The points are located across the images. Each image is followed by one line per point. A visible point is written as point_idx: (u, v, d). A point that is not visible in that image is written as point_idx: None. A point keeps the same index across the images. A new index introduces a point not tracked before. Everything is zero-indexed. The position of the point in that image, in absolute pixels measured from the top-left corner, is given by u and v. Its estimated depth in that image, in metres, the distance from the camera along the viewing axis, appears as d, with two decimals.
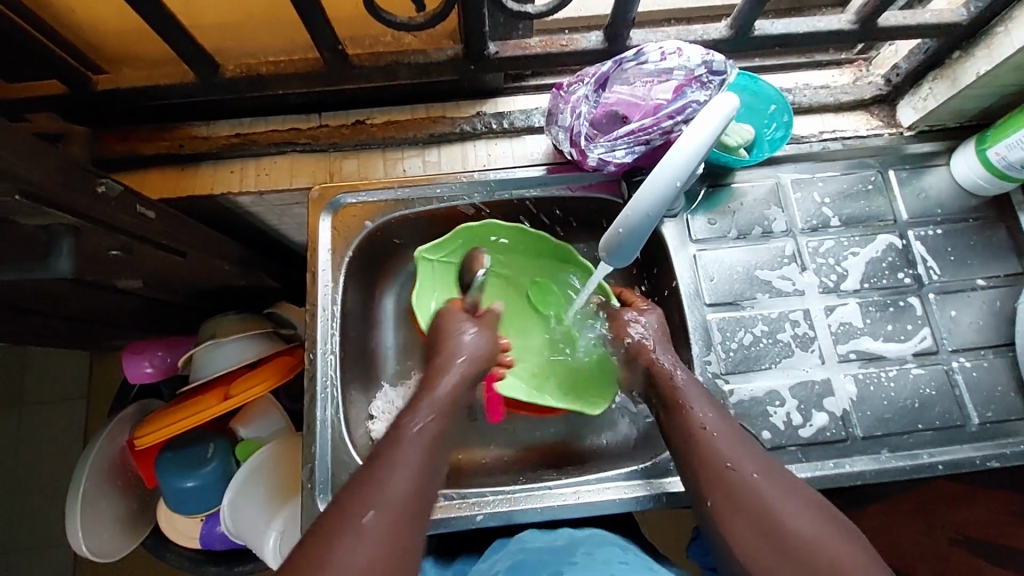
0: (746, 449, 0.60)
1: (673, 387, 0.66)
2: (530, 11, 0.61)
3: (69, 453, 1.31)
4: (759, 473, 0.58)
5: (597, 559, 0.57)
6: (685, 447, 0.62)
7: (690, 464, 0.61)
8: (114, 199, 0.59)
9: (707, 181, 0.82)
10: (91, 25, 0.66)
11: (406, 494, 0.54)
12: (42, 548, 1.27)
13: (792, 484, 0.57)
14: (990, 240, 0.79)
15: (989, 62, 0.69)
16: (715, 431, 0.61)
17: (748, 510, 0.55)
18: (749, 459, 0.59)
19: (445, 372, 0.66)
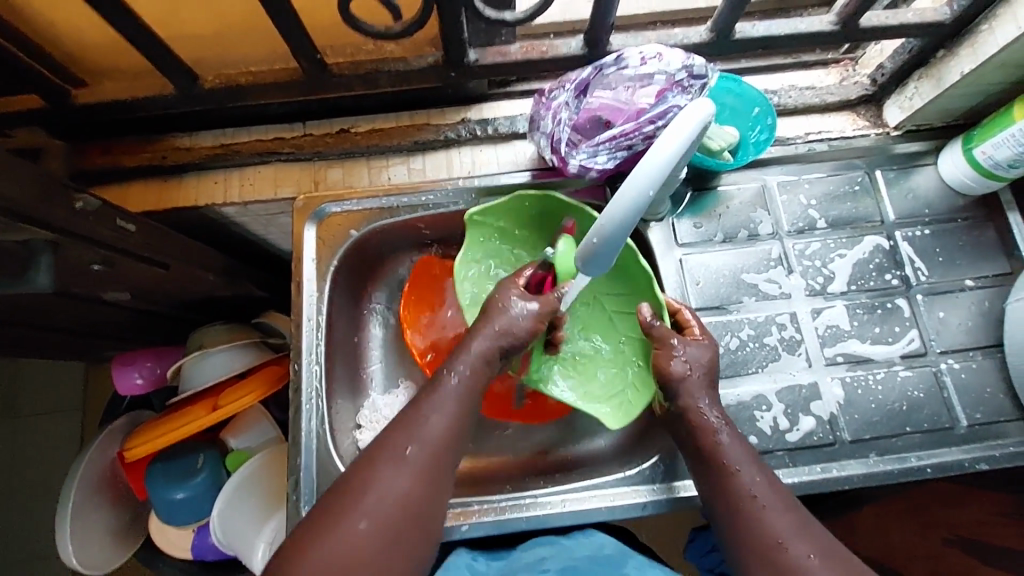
0: (801, 527, 0.57)
1: (716, 446, 0.62)
2: (508, 19, 0.61)
3: (63, 464, 1.31)
4: (815, 554, 0.56)
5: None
6: (737, 519, 0.59)
7: (738, 535, 0.59)
8: (93, 214, 0.59)
9: (692, 184, 0.81)
10: (70, 40, 0.66)
11: (438, 442, 0.59)
12: (39, 558, 1.27)
13: (843, 558, 0.56)
14: (978, 240, 0.79)
15: (972, 61, 0.69)
16: (765, 501, 0.59)
17: None
18: (802, 536, 0.57)
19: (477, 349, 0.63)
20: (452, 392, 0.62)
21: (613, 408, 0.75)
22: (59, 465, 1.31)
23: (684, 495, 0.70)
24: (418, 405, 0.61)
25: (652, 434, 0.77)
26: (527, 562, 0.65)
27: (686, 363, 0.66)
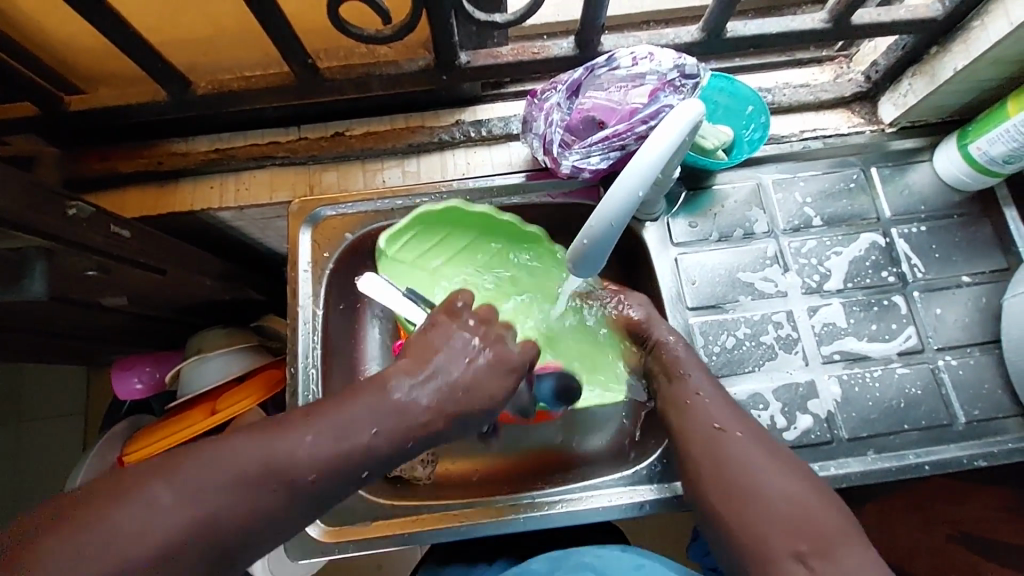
0: (732, 412, 0.64)
1: (671, 354, 0.70)
2: (498, 21, 0.61)
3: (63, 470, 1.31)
4: (745, 436, 0.62)
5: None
6: (682, 409, 0.66)
7: (681, 426, 0.65)
8: (86, 221, 0.59)
9: (687, 183, 0.81)
10: (63, 48, 0.66)
11: (230, 523, 0.50)
12: None
13: (774, 448, 0.61)
14: (975, 236, 0.78)
15: (965, 57, 0.68)
16: (708, 397, 0.65)
17: (721, 461, 0.61)
18: (740, 422, 0.63)
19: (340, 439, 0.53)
20: (280, 483, 0.51)
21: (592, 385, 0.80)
22: (59, 471, 1.31)
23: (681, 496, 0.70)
24: (238, 484, 0.50)
25: (649, 434, 0.77)
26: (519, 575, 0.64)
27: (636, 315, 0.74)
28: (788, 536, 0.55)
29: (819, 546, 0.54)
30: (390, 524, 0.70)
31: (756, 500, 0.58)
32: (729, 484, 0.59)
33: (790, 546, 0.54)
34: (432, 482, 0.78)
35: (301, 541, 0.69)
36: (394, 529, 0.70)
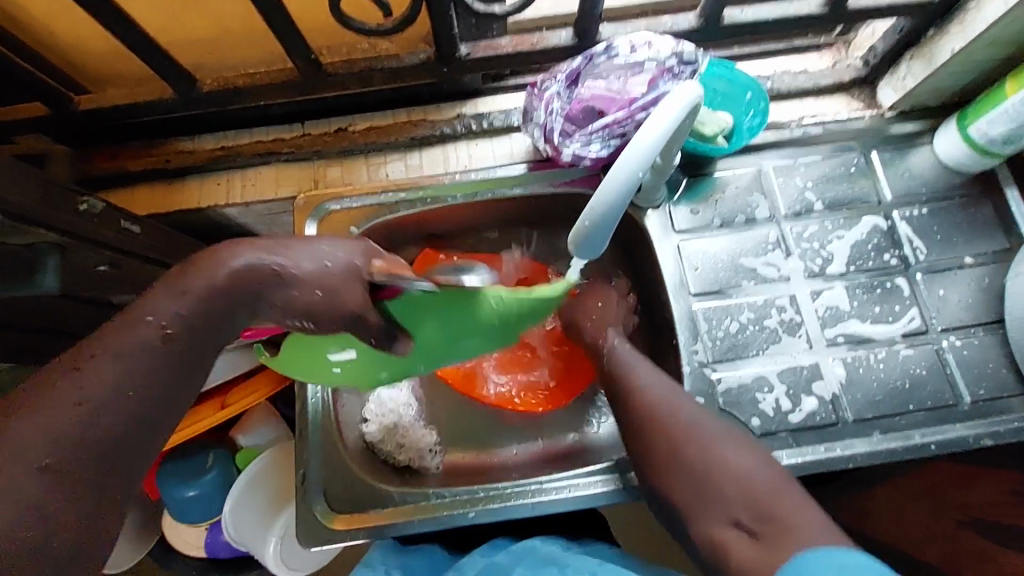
0: (669, 396, 0.66)
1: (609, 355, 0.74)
2: (497, 12, 0.62)
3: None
4: (671, 413, 0.65)
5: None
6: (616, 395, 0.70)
7: (620, 412, 0.69)
8: (97, 216, 0.61)
9: (687, 171, 0.82)
10: (73, 50, 0.68)
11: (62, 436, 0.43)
12: None
13: (705, 420, 0.63)
14: (976, 217, 0.79)
15: (962, 39, 0.69)
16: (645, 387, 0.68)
17: (661, 449, 0.63)
18: (672, 399, 0.66)
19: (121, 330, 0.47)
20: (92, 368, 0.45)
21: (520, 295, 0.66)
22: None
23: None
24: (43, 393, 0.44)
25: None
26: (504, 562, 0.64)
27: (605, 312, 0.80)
28: (725, 503, 0.58)
29: (756, 509, 0.56)
30: (399, 511, 0.71)
31: (691, 475, 0.60)
32: (666, 460, 0.63)
33: (730, 513, 0.57)
34: (440, 472, 0.79)
35: (312, 529, 0.70)
36: (400, 515, 0.70)
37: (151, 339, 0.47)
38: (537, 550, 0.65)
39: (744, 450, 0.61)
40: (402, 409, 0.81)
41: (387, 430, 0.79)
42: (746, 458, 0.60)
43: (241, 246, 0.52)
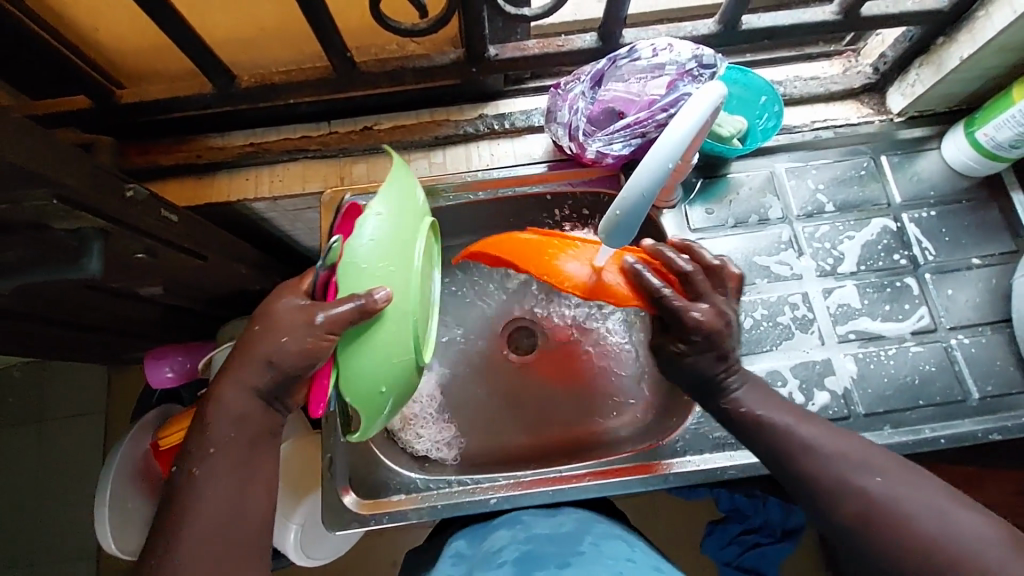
0: (866, 462, 0.56)
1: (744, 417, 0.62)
2: (527, 14, 0.64)
3: (82, 470, 1.28)
4: (861, 505, 0.54)
5: (606, 552, 0.61)
6: (779, 476, 0.60)
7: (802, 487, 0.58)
8: (141, 203, 0.63)
9: (704, 172, 0.84)
10: (117, 46, 0.70)
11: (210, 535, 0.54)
12: (52, 563, 1.24)
13: (920, 484, 0.54)
14: (983, 220, 0.81)
15: (971, 46, 0.71)
16: (828, 446, 0.58)
17: (878, 530, 0.53)
18: (859, 475, 0.55)
19: (206, 444, 0.56)
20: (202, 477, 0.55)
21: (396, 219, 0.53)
22: (78, 472, 1.28)
23: (703, 467, 0.72)
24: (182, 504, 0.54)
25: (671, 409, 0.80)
26: (537, 540, 0.65)
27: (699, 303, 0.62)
28: None
29: None
30: (422, 496, 0.73)
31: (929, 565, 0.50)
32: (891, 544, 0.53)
33: None
34: (458, 462, 0.82)
35: (336, 512, 0.72)
36: (425, 500, 0.72)
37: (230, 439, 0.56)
38: (605, 526, 0.68)
39: (958, 525, 0.51)
40: (423, 401, 0.84)
41: (407, 419, 0.82)
42: (976, 528, 0.51)
43: (242, 360, 0.56)
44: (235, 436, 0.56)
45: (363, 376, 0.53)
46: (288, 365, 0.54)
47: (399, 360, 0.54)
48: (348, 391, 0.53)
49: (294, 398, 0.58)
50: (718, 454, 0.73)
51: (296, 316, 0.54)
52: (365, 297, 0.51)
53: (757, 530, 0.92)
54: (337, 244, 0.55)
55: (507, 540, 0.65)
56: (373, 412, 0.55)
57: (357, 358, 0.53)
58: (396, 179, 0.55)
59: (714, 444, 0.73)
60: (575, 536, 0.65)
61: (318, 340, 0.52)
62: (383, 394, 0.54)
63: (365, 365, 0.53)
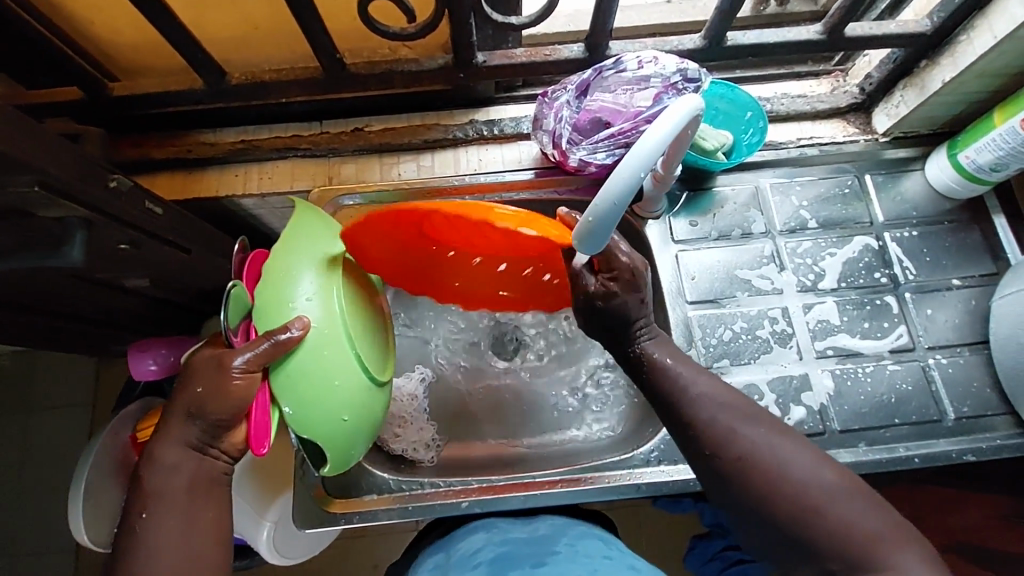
0: (746, 410, 0.59)
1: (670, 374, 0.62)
2: (514, 22, 0.65)
3: (64, 461, 1.28)
4: (745, 452, 0.56)
5: (582, 552, 0.61)
6: (682, 442, 0.61)
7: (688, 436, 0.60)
8: (124, 194, 0.63)
9: (689, 185, 0.85)
10: (111, 40, 0.71)
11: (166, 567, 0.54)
12: (29, 554, 1.23)
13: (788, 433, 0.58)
14: (965, 241, 0.82)
15: (952, 70, 0.72)
16: (717, 397, 0.60)
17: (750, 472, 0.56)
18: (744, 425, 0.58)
19: (158, 485, 0.56)
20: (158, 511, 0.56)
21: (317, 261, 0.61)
22: (59, 463, 1.27)
23: (675, 478, 0.72)
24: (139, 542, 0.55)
25: (648, 419, 0.80)
26: (519, 540, 0.65)
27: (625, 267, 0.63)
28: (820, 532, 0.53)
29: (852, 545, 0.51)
30: (393, 497, 0.73)
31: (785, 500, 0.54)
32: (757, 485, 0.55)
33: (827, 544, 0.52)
34: (434, 464, 0.81)
35: (307, 511, 0.72)
36: (396, 500, 0.72)
37: (184, 474, 0.57)
38: (583, 528, 0.67)
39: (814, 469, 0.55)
40: (403, 401, 0.83)
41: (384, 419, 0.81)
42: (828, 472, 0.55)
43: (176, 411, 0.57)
44: (184, 472, 0.57)
45: (311, 403, 0.59)
46: (212, 414, 0.56)
47: (338, 386, 0.60)
48: (297, 428, 0.59)
49: (232, 439, 0.59)
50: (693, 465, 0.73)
51: (211, 368, 0.56)
52: (283, 333, 0.56)
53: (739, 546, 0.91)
54: (232, 289, 0.58)
55: (482, 543, 0.65)
56: (330, 440, 0.61)
57: (300, 392, 0.59)
58: (313, 226, 0.63)
59: None
60: (550, 539, 0.64)
61: (242, 381, 0.56)
62: (333, 417, 0.60)
63: (310, 396, 0.59)
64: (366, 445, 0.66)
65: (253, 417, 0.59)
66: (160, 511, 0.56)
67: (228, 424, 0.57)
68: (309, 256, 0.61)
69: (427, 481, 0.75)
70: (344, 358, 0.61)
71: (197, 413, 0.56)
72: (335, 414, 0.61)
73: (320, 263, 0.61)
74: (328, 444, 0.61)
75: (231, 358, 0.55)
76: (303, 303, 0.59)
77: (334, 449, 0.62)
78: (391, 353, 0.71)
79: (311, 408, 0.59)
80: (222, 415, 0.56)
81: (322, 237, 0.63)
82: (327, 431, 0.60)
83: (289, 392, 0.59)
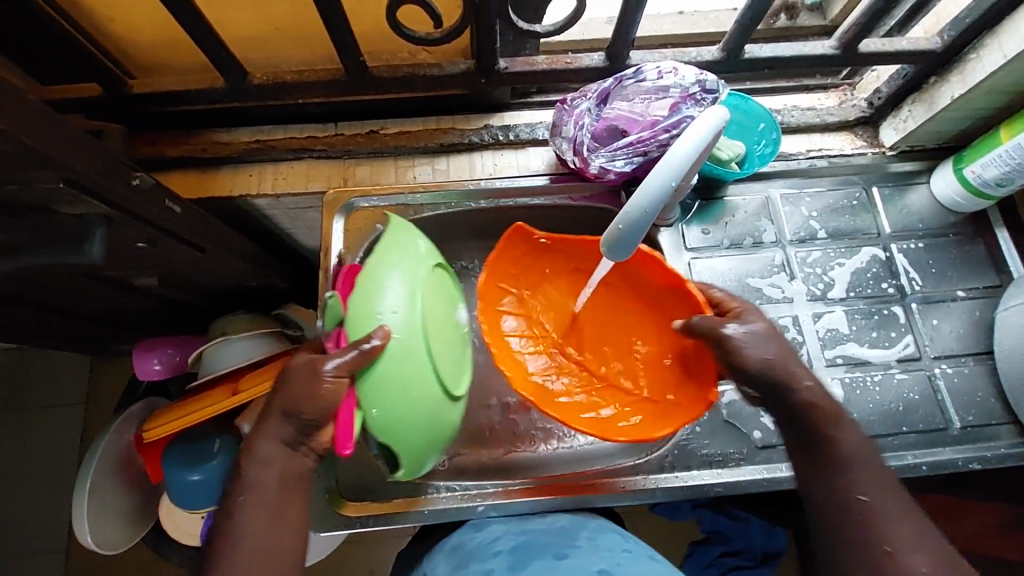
0: (914, 532, 0.56)
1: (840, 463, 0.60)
2: (539, 30, 0.66)
3: (58, 461, 1.25)
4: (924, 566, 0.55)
5: (601, 546, 0.63)
6: (827, 532, 0.60)
7: (839, 529, 0.59)
8: (146, 191, 0.62)
9: (701, 194, 0.86)
10: (133, 37, 0.71)
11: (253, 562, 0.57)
12: (18, 556, 1.21)
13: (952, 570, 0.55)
14: (969, 254, 0.83)
15: (961, 86, 0.74)
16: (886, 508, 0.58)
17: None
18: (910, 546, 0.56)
19: (251, 481, 0.60)
20: (250, 504, 0.59)
21: (402, 267, 0.63)
22: (53, 463, 1.25)
23: (689, 483, 0.72)
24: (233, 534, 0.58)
25: None
26: (539, 528, 0.67)
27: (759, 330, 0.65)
28: None
29: None
30: (409, 500, 0.73)
31: None
32: None
33: None
34: (446, 468, 0.81)
35: (322, 515, 0.72)
36: (411, 505, 0.72)
37: (272, 473, 0.60)
38: (599, 522, 0.69)
39: None
40: None
41: None
42: None
43: (274, 409, 0.60)
44: (273, 470, 0.60)
45: (397, 411, 0.59)
46: (304, 414, 0.58)
47: (421, 394, 0.60)
48: (377, 434, 0.59)
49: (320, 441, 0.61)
50: (706, 471, 0.73)
51: (305, 373, 0.58)
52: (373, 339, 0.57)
53: (738, 553, 0.92)
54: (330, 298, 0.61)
55: (501, 532, 0.68)
56: (410, 447, 0.61)
57: (387, 400, 0.59)
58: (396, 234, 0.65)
59: (701, 461, 0.74)
60: (571, 531, 0.66)
61: (331, 386, 0.57)
62: (416, 425, 0.61)
63: (397, 403, 0.59)
64: (442, 454, 0.66)
65: (338, 420, 0.59)
66: (253, 505, 0.59)
67: (317, 425, 0.59)
68: (393, 260, 0.63)
69: (443, 484, 0.75)
70: (427, 364, 0.61)
71: (293, 411, 0.58)
72: (418, 423, 0.61)
73: (406, 269, 0.63)
74: (406, 452, 0.61)
75: (323, 363, 0.57)
76: (389, 307, 0.60)
77: (413, 457, 0.62)
78: (466, 365, 0.70)
79: (395, 416, 0.59)
80: (312, 416, 0.58)
81: (404, 243, 0.65)
82: (408, 438, 0.60)
83: (375, 399, 0.59)
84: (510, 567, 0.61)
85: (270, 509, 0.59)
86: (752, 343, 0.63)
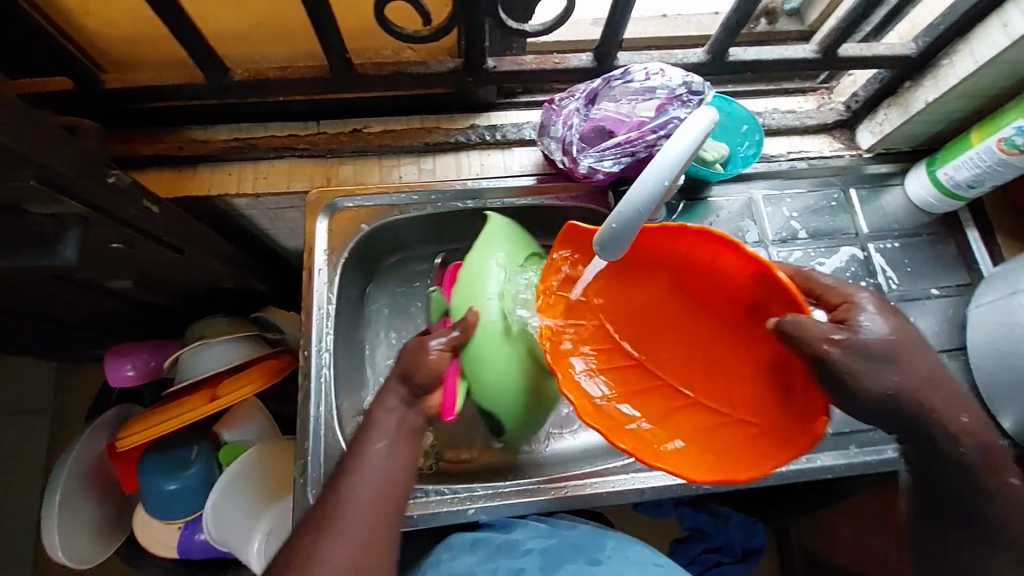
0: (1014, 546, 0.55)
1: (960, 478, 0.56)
2: (529, 30, 0.65)
3: (20, 471, 1.20)
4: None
5: (631, 558, 0.65)
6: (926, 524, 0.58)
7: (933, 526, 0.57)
8: (123, 190, 0.60)
9: (686, 195, 0.87)
10: (106, 31, 0.68)
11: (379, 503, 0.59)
12: None
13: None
14: (942, 253, 0.86)
15: (935, 91, 0.76)
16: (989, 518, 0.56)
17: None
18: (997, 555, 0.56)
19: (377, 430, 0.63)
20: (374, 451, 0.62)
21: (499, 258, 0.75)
22: (14, 473, 1.20)
23: (678, 482, 0.73)
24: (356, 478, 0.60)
25: None
26: (572, 535, 0.69)
27: (874, 340, 0.55)
28: None
29: None
30: None
31: None
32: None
33: None
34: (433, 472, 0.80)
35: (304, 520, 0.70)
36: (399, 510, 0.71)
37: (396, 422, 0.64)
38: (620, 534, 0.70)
39: None
40: None
41: None
42: None
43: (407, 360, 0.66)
44: (395, 418, 0.64)
45: (497, 380, 0.71)
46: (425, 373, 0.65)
47: (518, 366, 0.72)
48: (483, 400, 0.72)
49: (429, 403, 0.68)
50: None
51: (417, 344, 0.67)
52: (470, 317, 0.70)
53: (720, 549, 0.93)
54: None
55: (526, 530, 0.69)
56: (512, 412, 0.73)
57: (489, 370, 0.71)
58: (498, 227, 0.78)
59: None
60: (597, 539, 0.68)
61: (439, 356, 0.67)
62: (516, 392, 0.72)
63: (497, 374, 0.71)
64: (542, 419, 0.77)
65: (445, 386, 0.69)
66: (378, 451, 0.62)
67: (428, 388, 0.66)
68: (492, 253, 0.75)
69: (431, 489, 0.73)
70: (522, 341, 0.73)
71: (408, 376, 0.65)
72: (518, 391, 0.72)
73: (503, 259, 0.75)
74: (511, 415, 0.73)
75: (429, 339, 0.67)
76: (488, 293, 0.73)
77: (517, 420, 0.74)
78: None
79: (500, 384, 0.72)
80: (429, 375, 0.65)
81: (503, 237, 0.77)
82: (510, 404, 0.72)
83: (479, 370, 0.71)
84: (542, 567, 0.63)
85: (381, 467, 0.61)
86: (861, 365, 0.53)
